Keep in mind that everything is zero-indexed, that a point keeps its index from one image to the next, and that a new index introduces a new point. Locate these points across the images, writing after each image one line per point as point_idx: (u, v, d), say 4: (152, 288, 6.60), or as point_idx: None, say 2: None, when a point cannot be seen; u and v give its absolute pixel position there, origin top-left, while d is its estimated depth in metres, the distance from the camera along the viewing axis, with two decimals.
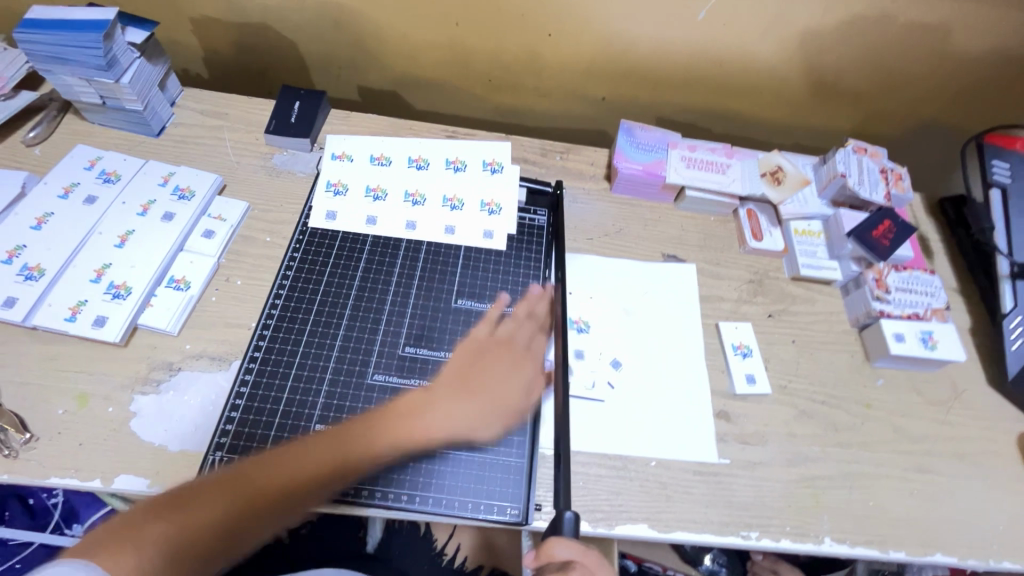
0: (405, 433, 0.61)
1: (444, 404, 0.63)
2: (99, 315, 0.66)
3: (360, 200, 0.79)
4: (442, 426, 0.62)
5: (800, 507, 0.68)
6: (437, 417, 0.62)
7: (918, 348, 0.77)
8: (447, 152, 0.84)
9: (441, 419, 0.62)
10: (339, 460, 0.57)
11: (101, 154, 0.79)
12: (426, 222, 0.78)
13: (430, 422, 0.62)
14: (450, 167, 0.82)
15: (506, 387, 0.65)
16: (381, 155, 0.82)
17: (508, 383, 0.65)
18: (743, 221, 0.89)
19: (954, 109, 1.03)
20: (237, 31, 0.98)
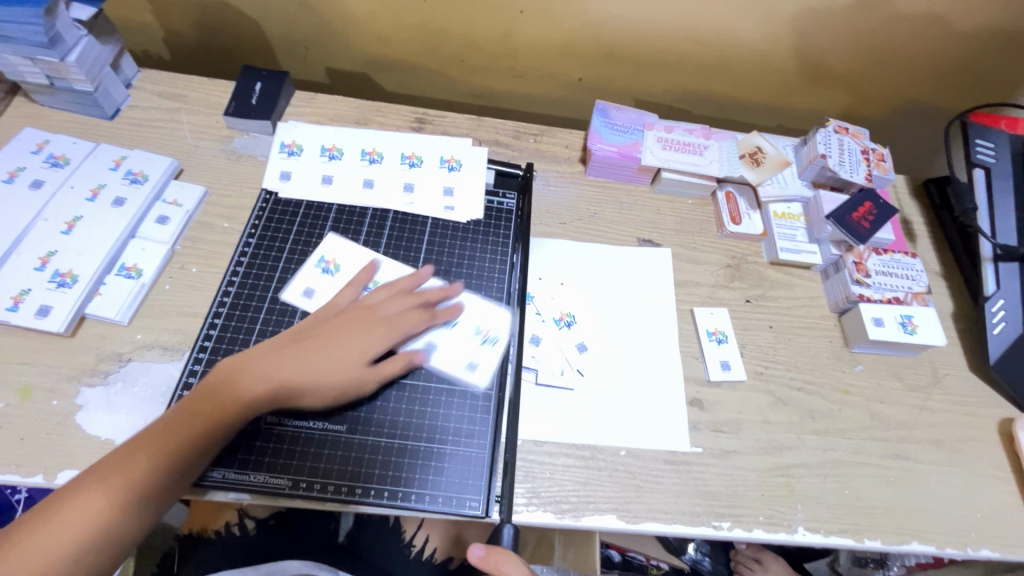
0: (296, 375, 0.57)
1: (278, 361, 0.57)
2: (43, 305, 0.63)
3: (315, 160, 0.77)
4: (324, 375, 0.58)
5: (774, 497, 0.67)
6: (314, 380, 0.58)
7: (898, 333, 0.75)
8: (404, 146, 0.79)
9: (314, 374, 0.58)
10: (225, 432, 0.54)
11: (50, 137, 0.75)
12: (384, 181, 0.76)
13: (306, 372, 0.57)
14: (405, 162, 0.78)
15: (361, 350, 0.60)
16: (332, 146, 0.78)
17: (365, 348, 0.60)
18: (721, 204, 0.87)
19: (939, 88, 1.00)
20: (196, 10, 0.94)
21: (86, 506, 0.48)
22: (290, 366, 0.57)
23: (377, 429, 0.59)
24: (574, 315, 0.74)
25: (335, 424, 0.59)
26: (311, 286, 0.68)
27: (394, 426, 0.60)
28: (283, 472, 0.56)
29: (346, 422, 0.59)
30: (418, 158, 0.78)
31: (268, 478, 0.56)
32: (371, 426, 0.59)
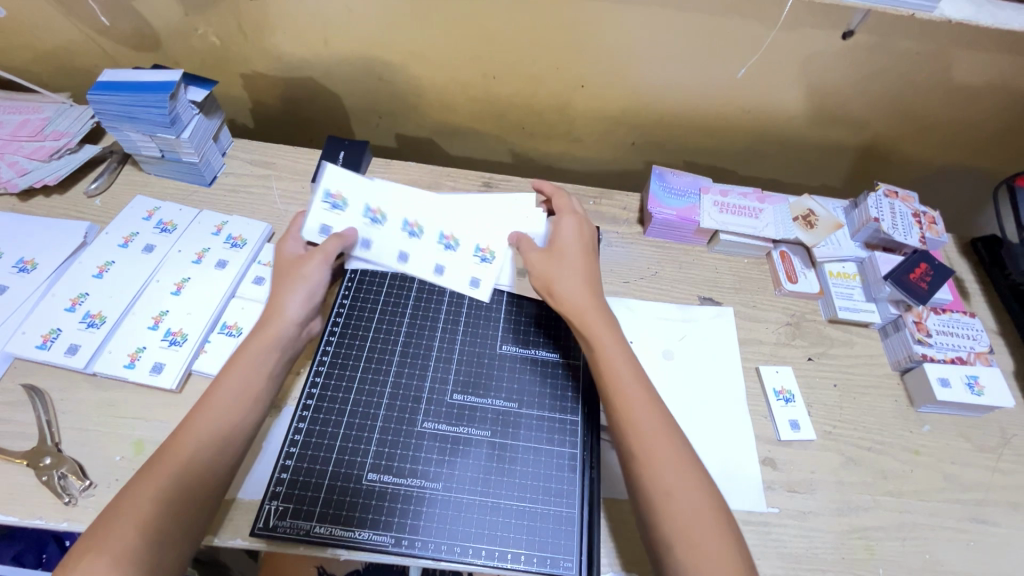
0: (222, 406, 0.60)
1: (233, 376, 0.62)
2: (157, 362, 0.68)
3: (395, 232, 0.77)
4: (295, 309, 0.67)
5: (854, 560, 0.67)
6: (246, 386, 0.61)
7: (965, 394, 0.77)
8: (481, 236, 0.78)
9: (240, 389, 0.61)
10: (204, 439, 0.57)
11: (159, 204, 0.82)
12: (453, 269, 0.76)
13: (229, 391, 0.61)
14: (477, 254, 0.77)
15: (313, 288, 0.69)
16: (415, 222, 0.78)
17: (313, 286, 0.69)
18: (777, 263, 0.90)
19: (981, 153, 1.04)
20: (283, 86, 1.03)
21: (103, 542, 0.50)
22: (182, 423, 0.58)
23: (472, 486, 0.62)
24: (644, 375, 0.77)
25: (431, 481, 0.62)
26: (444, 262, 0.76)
27: (487, 484, 0.62)
28: (386, 529, 0.58)
29: (442, 480, 0.62)
30: (491, 252, 0.77)
31: (372, 535, 0.58)
32: (465, 484, 0.62)
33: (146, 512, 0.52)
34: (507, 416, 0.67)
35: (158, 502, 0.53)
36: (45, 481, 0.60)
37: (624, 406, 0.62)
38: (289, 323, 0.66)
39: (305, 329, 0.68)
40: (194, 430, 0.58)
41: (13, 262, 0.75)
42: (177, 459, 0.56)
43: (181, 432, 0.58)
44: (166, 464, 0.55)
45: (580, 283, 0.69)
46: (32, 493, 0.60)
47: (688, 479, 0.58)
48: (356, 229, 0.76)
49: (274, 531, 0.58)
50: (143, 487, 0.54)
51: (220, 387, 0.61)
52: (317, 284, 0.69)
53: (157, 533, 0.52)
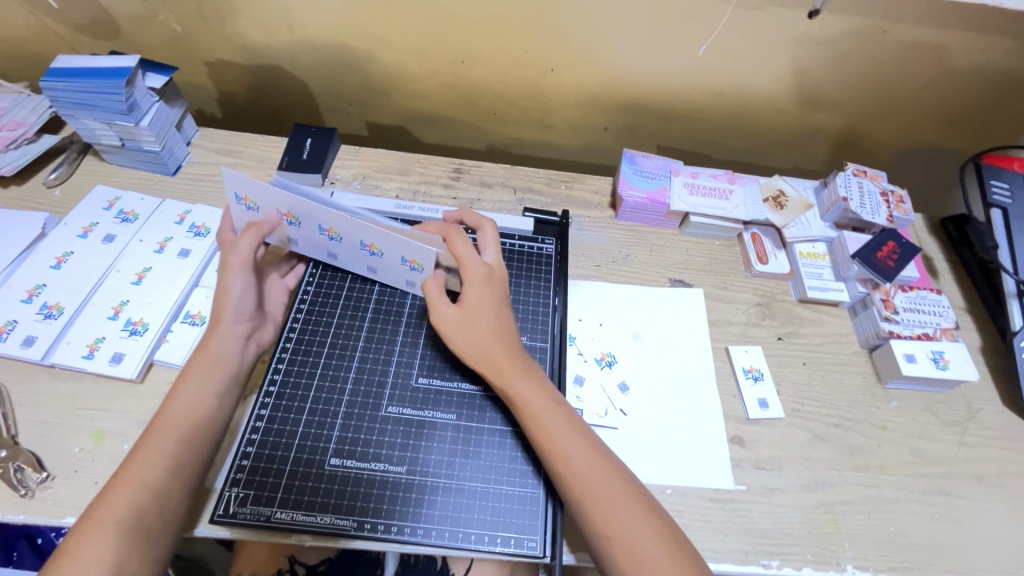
0: (176, 427, 0.58)
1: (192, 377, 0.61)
2: (117, 352, 0.67)
3: (318, 236, 0.70)
4: (227, 324, 0.64)
5: (820, 534, 0.67)
6: (198, 405, 0.60)
7: (930, 369, 0.77)
8: (403, 250, 0.67)
9: (188, 410, 0.59)
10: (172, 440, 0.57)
11: (120, 194, 0.81)
12: (385, 272, 0.72)
13: (182, 412, 0.59)
14: (405, 265, 0.69)
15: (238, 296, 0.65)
16: (330, 228, 0.68)
17: (237, 293, 0.65)
18: (747, 244, 0.90)
19: (949, 132, 1.05)
20: (249, 74, 1.01)
21: (76, 546, 0.50)
22: (150, 425, 0.58)
23: (436, 470, 0.62)
24: (614, 356, 0.77)
25: (394, 465, 0.61)
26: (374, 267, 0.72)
27: (451, 468, 0.62)
28: (348, 514, 0.58)
29: (405, 464, 0.61)
30: (417, 266, 0.68)
31: (335, 519, 0.58)
32: (429, 468, 0.62)
33: (121, 513, 0.52)
34: (473, 400, 0.67)
35: (129, 518, 0.52)
36: (1, 474, 0.59)
37: (554, 451, 0.59)
38: (228, 338, 0.64)
39: (247, 340, 0.66)
40: (162, 427, 0.57)
41: None
42: (147, 460, 0.55)
43: (150, 432, 0.57)
44: (133, 480, 0.54)
45: (488, 343, 0.64)
46: None
47: (637, 514, 0.56)
48: (279, 231, 0.71)
49: (234, 517, 0.57)
50: (109, 505, 0.52)
51: (166, 417, 0.58)
52: (240, 291, 0.65)
53: (134, 534, 0.52)
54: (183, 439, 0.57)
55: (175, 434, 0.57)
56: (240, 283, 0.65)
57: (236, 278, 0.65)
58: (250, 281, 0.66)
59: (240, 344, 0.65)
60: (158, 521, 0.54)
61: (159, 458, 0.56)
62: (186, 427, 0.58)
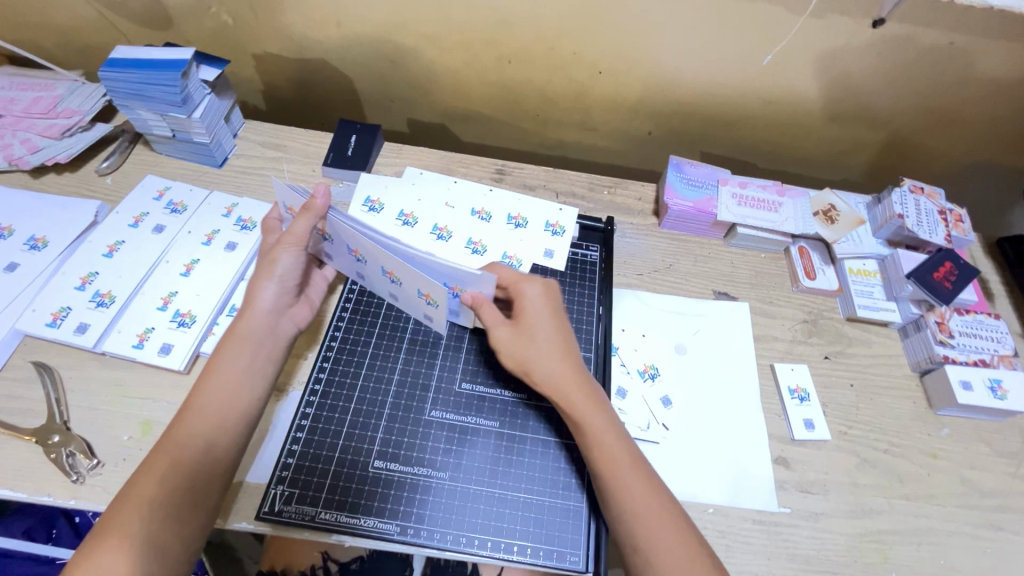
0: (210, 405, 0.58)
1: (223, 365, 0.60)
2: (165, 343, 0.68)
3: (392, 221, 0.77)
4: (266, 299, 0.64)
5: (865, 563, 0.65)
6: (229, 381, 0.60)
7: (987, 398, 0.74)
8: (472, 233, 0.78)
9: (221, 389, 0.59)
10: (204, 435, 0.57)
11: (169, 184, 0.82)
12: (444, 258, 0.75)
13: (215, 388, 0.59)
14: (470, 247, 0.76)
15: (280, 275, 0.65)
16: (409, 213, 0.78)
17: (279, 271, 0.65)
18: (795, 259, 0.88)
19: (1012, 149, 1.00)
20: (296, 68, 1.01)
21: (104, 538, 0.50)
22: (178, 418, 0.58)
23: (478, 477, 0.61)
24: (656, 368, 0.76)
25: (438, 470, 0.61)
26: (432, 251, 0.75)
27: (493, 476, 0.61)
28: (391, 518, 0.58)
29: (449, 469, 0.61)
30: (483, 248, 0.77)
31: (377, 522, 0.57)
32: (472, 474, 0.61)
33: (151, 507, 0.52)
34: (516, 407, 0.66)
35: (165, 491, 0.53)
36: (53, 459, 0.60)
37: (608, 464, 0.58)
38: (260, 316, 0.63)
39: (283, 317, 0.65)
40: (195, 423, 0.57)
41: (24, 239, 0.74)
42: (178, 453, 0.55)
43: (182, 424, 0.57)
44: (169, 455, 0.55)
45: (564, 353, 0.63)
46: (40, 470, 0.60)
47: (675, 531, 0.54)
48: (353, 215, 0.77)
49: (280, 515, 0.57)
50: (147, 476, 0.53)
51: (202, 388, 0.59)
52: (284, 270, 0.65)
53: (163, 528, 0.51)
54: (213, 433, 0.57)
55: (208, 429, 0.57)
56: (285, 263, 0.65)
57: (281, 257, 0.65)
58: (297, 260, 0.66)
59: (273, 321, 0.64)
60: (188, 516, 0.53)
61: (189, 453, 0.55)
62: (220, 402, 0.59)
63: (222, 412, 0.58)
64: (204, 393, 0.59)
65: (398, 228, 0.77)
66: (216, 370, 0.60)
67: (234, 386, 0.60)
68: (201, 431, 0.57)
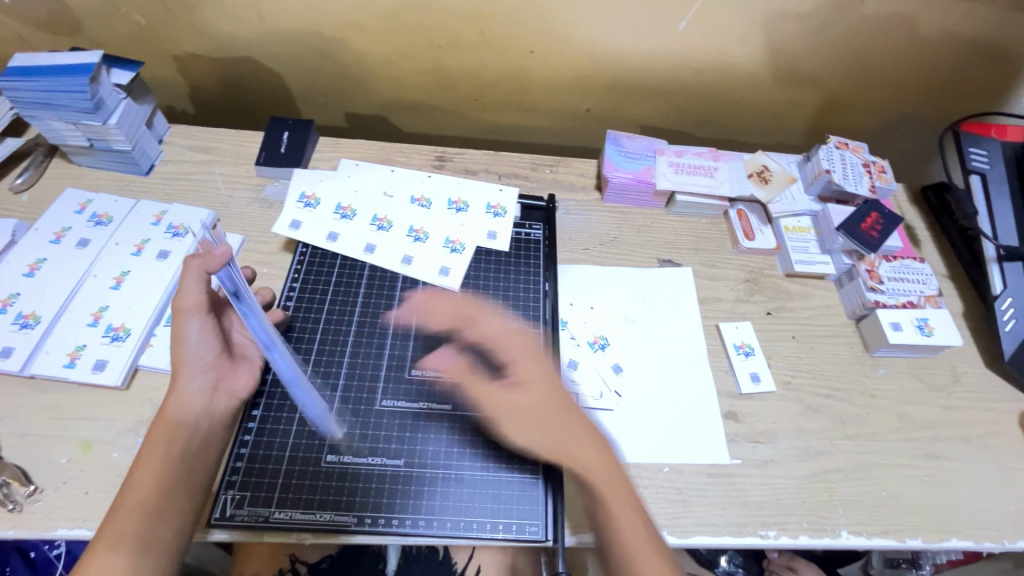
0: (163, 453, 0.55)
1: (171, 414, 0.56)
2: (99, 359, 0.65)
3: (328, 216, 0.76)
4: (191, 378, 0.58)
5: (814, 502, 0.69)
6: (181, 429, 0.56)
7: (915, 336, 0.79)
8: (413, 219, 0.78)
9: (172, 436, 0.56)
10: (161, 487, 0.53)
11: (92, 196, 0.78)
12: (386, 248, 0.75)
13: (164, 439, 0.55)
14: (411, 235, 0.76)
15: (197, 345, 0.58)
16: (348, 205, 0.77)
17: (193, 340, 0.58)
18: (734, 221, 0.91)
19: (929, 100, 1.06)
20: (220, 67, 0.98)
21: None
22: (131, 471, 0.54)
23: (433, 461, 0.61)
24: (606, 339, 0.77)
25: (393, 458, 0.61)
26: (373, 241, 0.75)
27: (449, 457, 0.62)
28: (347, 509, 0.58)
29: (404, 456, 0.61)
30: (425, 234, 0.77)
31: (334, 515, 0.57)
32: (427, 459, 0.61)
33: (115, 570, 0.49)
34: None
35: (126, 555, 0.50)
36: None
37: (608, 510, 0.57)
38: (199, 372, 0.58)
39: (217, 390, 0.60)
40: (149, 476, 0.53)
41: None
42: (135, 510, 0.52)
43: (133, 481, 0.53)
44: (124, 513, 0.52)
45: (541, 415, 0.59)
46: None
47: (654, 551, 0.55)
48: (289, 212, 0.76)
49: (233, 519, 0.56)
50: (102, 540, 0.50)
51: (155, 428, 0.56)
52: (198, 340, 0.58)
53: None
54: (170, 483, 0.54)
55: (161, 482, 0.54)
56: (195, 330, 0.58)
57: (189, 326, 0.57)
58: (207, 326, 0.59)
59: (207, 398, 0.59)
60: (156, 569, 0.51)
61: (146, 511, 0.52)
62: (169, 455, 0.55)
63: (173, 449, 0.55)
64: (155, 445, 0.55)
65: (335, 222, 0.76)
66: (160, 420, 0.56)
67: (186, 432, 0.56)
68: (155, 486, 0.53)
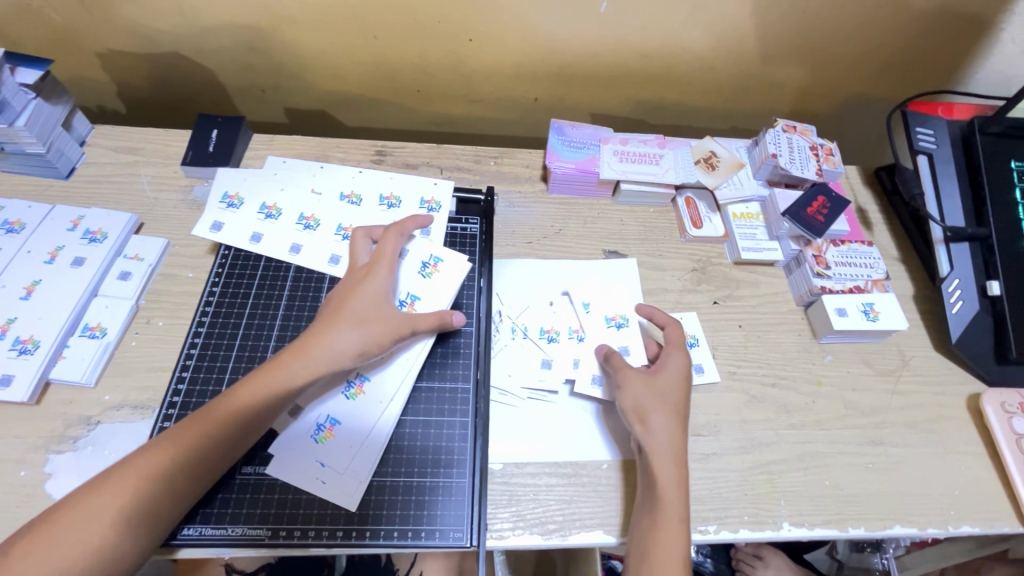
0: (244, 412, 0.57)
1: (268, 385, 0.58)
2: (5, 374, 0.62)
3: (252, 216, 0.74)
4: (307, 369, 0.60)
5: (756, 495, 0.67)
6: (269, 403, 0.58)
7: (861, 321, 0.77)
8: (343, 217, 0.75)
9: (264, 402, 0.58)
10: (225, 437, 0.56)
11: (5, 202, 0.75)
12: (312, 248, 0.73)
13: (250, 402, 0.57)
14: (339, 233, 0.74)
15: (332, 346, 0.61)
16: (273, 205, 0.75)
17: (336, 342, 0.61)
18: (682, 209, 0.89)
19: (880, 79, 1.04)
20: (147, 63, 0.94)
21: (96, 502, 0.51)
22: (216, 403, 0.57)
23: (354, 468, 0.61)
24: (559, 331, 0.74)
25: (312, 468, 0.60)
26: (298, 241, 0.73)
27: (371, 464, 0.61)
28: (261, 522, 0.57)
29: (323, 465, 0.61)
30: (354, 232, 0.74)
31: (248, 529, 0.57)
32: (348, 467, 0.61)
33: (148, 486, 0.52)
34: None
35: (163, 485, 0.53)
36: None
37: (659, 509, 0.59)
38: (320, 367, 0.60)
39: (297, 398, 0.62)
40: (221, 425, 0.56)
41: None
42: (192, 449, 0.55)
43: (209, 421, 0.56)
44: (182, 444, 0.55)
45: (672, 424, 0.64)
46: None
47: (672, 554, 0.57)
48: (210, 213, 0.73)
49: None
50: (157, 455, 0.54)
51: (249, 390, 0.58)
52: (344, 344, 0.61)
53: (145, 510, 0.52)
54: (229, 438, 0.56)
55: (231, 433, 0.56)
56: (348, 334, 0.61)
57: (349, 329, 0.61)
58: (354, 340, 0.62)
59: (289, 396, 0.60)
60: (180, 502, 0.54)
61: (201, 453, 0.55)
62: (249, 417, 0.57)
63: (210, 435, 0.55)
64: (248, 405, 0.57)
65: (260, 222, 0.73)
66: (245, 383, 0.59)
67: (270, 406, 0.58)
68: (219, 436, 0.56)
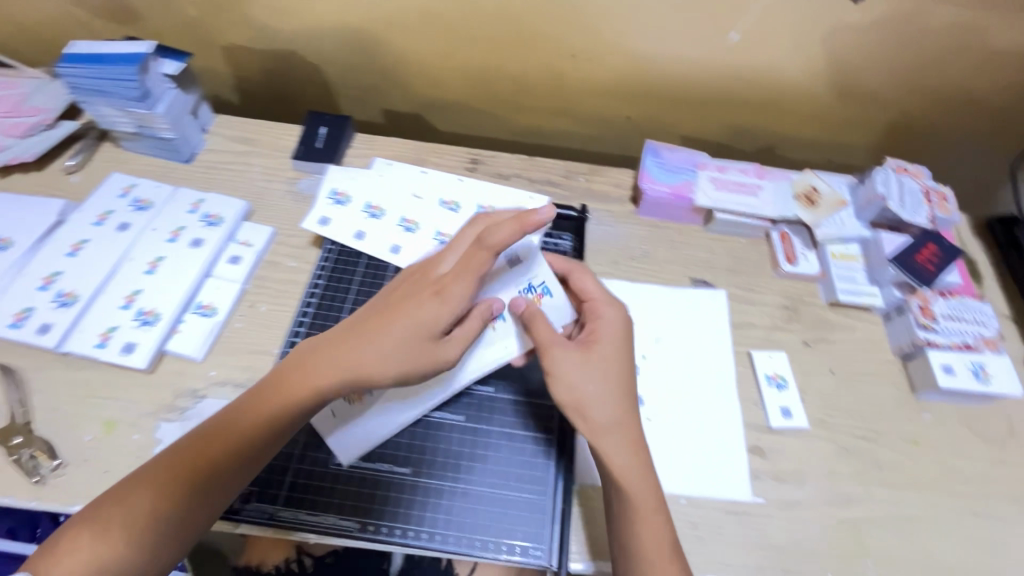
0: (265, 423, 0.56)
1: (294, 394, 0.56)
2: (129, 341, 0.67)
3: (356, 214, 0.77)
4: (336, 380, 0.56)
5: (842, 552, 0.64)
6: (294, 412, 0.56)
7: (969, 382, 0.72)
8: (441, 223, 0.76)
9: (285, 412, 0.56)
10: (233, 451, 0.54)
11: (136, 181, 0.81)
12: (410, 250, 0.74)
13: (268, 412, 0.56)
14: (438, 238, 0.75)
15: (358, 357, 0.56)
16: (376, 205, 0.77)
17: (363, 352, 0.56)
18: (776, 244, 0.86)
19: (1000, 124, 0.98)
20: (264, 59, 0.99)
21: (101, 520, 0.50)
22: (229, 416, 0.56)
23: (441, 472, 0.62)
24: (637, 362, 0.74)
25: (401, 467, 0.62)
26: (398, 242, 0.75)
27: (457, 470, 0.62)
28: (352, 514, 0.59)
29: (411, 465, 0.62)
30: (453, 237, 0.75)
31: (338, 519, 0.58)
32: (435, 469, 0.62)
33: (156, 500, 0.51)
34: (482, 401, 0.67)
35: (171, 501, 0.52)
36: (16, 460, 0.60)
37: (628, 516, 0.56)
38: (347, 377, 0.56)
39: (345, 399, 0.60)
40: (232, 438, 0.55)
41: None
42: (202, 463, 0.53)
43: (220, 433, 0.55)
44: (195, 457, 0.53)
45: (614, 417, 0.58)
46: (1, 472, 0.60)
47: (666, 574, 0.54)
48: (319, 208, 0.77)
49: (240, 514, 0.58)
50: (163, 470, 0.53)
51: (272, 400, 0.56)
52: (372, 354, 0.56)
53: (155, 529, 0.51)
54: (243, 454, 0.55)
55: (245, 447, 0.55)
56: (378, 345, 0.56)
57: (375, 338, 0.56)
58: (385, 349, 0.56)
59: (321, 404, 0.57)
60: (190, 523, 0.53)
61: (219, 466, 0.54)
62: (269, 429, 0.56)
63: (220, 447, 0.54)
64: (271, 417, 0.56)
65: (363, 220, 0.76)
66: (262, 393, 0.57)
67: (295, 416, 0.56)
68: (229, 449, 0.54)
